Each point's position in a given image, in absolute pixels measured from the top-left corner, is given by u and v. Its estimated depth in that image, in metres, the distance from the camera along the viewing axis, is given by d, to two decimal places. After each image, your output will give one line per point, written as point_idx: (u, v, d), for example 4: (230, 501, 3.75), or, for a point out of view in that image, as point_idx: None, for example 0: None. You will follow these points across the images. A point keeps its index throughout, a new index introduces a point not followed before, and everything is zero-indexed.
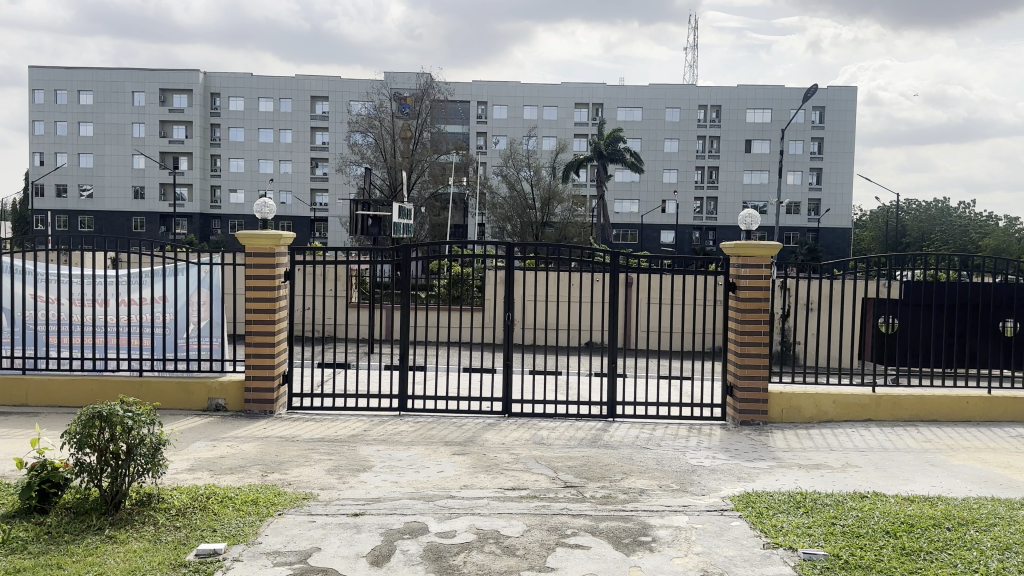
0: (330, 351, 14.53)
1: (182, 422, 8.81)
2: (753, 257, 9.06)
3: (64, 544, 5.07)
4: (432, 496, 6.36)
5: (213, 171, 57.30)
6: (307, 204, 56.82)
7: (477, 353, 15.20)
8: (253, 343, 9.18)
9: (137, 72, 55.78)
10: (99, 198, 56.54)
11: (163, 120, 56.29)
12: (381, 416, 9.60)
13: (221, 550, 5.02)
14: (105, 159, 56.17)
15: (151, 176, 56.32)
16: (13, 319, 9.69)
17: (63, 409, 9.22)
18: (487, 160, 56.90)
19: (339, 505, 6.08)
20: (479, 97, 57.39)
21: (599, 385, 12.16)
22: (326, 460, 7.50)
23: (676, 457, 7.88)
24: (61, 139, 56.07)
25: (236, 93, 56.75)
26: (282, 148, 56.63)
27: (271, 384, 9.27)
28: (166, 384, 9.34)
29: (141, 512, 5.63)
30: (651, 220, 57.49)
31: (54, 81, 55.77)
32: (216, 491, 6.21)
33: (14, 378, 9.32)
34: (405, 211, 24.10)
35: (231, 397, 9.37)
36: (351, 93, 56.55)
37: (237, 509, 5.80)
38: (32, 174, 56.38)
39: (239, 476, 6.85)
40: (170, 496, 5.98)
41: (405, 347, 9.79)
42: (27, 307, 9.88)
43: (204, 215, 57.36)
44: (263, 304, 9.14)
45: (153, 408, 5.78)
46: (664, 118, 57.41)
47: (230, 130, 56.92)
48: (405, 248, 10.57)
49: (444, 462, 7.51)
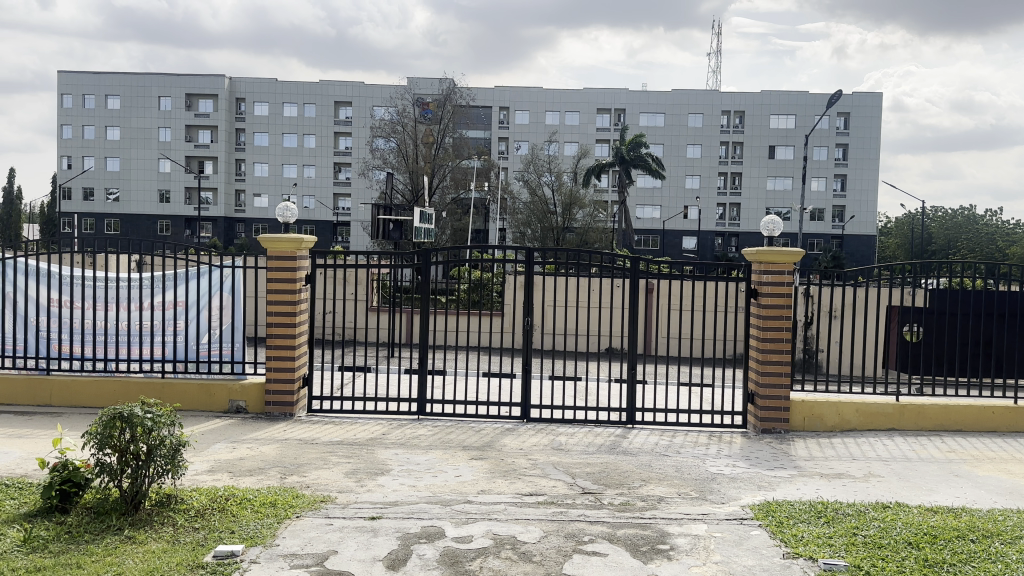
0: (350, 354, 15.15)
1: (202, 424, 8.87)
2: (775, 264, 8.98)
3: (83, 544, 5.11)
4: (451, 501, 6.35)
5: (238, 175, 57.88)
6: (330, 208, 57.35)
7: (497, 358, 15.61)
8: (273, 346, 9.25)
9: (162, 77, 56.45)
10: (125, 201, 57.18)
11: (189, 124, 56.87)
12: (400, 419, 9.64)
13: (238, 552, 5.04)
14: (132, 163, 56.85)
15: (176, 180, 56.88)
16: (24, 324, 9.59)
17: (84, 410, 9.33)
18: (508, 166, 57.15)
19: (357, 508, 6.08)
20: (501, 102, 57.43)
21: (619, 394, 12.23)
22: (344, 463, 7.52)
23: (696, 465, 7.80)
24: (88, 142, 56.81)
25: (261, 98, 57.27)
26: (306, 152, 57.28)
27: (290, 387, 9.33)
28: (188, 387, 9.42)
29: (159, 513, 5.66)
30: (673, 226, 57.34)
31: (83, 86, 56.52)
32: (234, 493, 6.24)
33: (37, 379, 9.44)
34: (428, 215, 24.36)
35: (251, 398, 9.43)
36: (375, 99, 57.15)
37: (255, 511, 5.84)
38: (60, 177, 57.11)
39: (259, 478, 6.89)
40: (189, 497, 6.02)
41: (425, 351, 9.75)
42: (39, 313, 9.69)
43: (228, 219, 57.95)
44: (284, 307, 9.21)
45: (172, 410, 5.83)
46: (686, 123, 57.19)
47: (254, 135, 57.49)
48: (425, 252, 10.44)
49: (462, 466, 7.51)
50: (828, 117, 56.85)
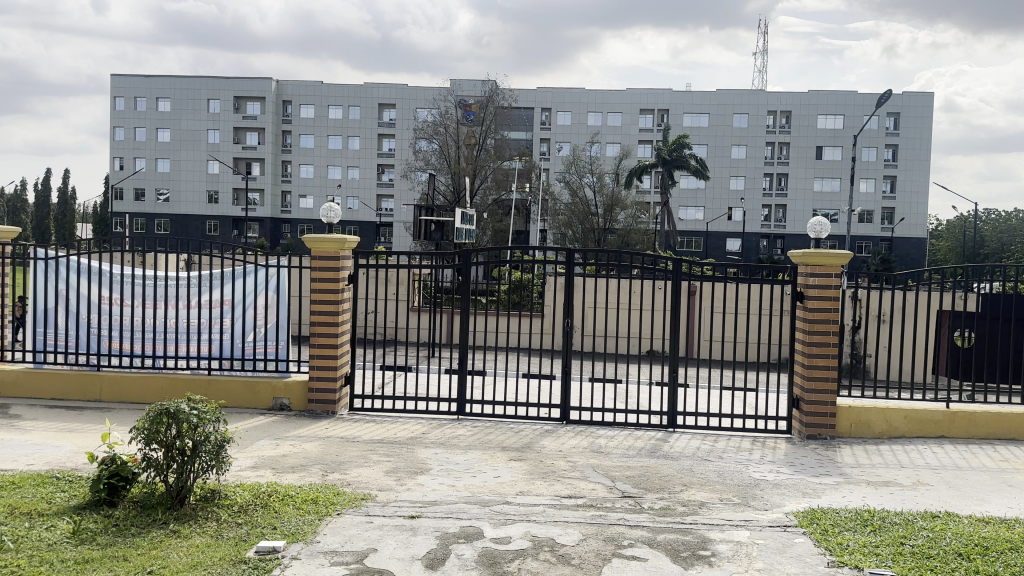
0: (390, 355, 15.40)
1: (247, 420, 9.01)
2: (823, 266, 8.79)
3: (130, 537, 5.21)
4: (489, 501, 6.35)
5: (284, 176, 58.82)
6: (373, 209, 57.90)
7: (537, 360, 15.71)
8: (316, 345, 9.36)
9: (212, 80, 57.55)
10: (175, 202, 58.45)
11: (237, 127, 57.94)
12: (440, 419, 9.67)
13: (280, 548, 5.10)
14: (182, 164, 58.07)
15: (225, 181, 58.04)
16: (76, 321, 9.86)
17: (133, 405, 9.56)
18: (550, 167, 57.11)
19: (396, 507, 6.11)
20: (543, 103, 57.45)
21: (659, 397, 12.16)
22: (384, 462, 7.56)
23: (739, 470, 7.67)
24: (140, 144, 58.15)
25: (308, 100, 58.10)
26: (350, 154, 58.02)
27: (333, 385, 9.43)
28: (234, 384, 9.58)
29: (204, 507, 5.76)
30: (717, 228, 56.67)
31: (135, 89, 57.84)
32: (277, 489, 6.33)
33: (88, 375, 9.69)
34: (468, 217, 24.30)
35: (295, 397, 9.55)
36: (418, 100, 57.52)
37: (297, 508, 5.90)
38: (112, 178, 58.56)
39: (301, 475, 6.97)
40: (233, 493, 6.12)
41: (466, 351, 9.75)
42: (92, 311, 9.94)
43: (274, 219, 58.97)
44: (326, 306, 9.31)
45: (218, 407, 5.93)
46: (731, 124, 56.42)
47: (301, 137, 58.35)
48: (465, 252, 10.39)
49: (501, 467, 7.51)
50: (877, 118, 55.62)
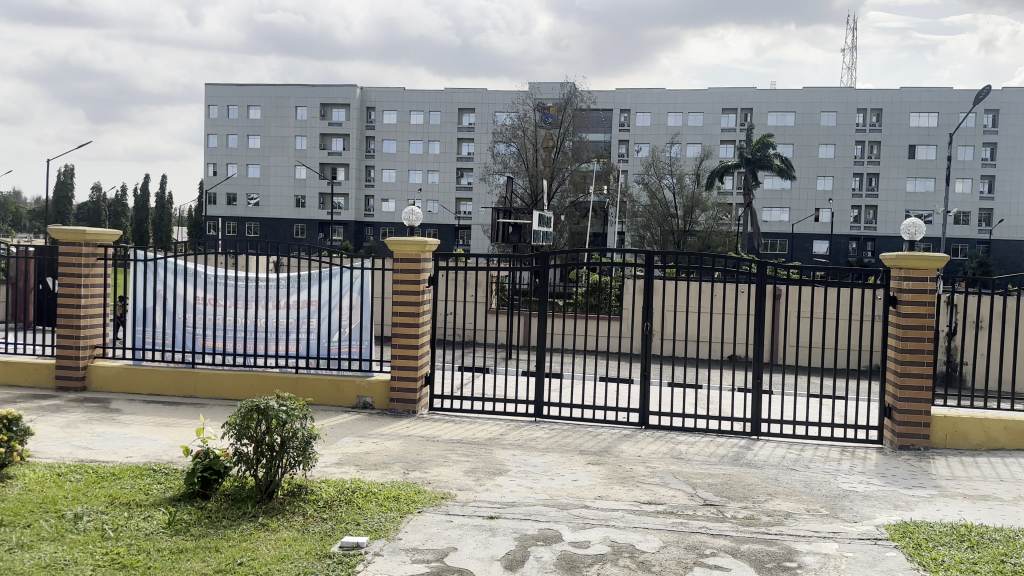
0: (469, 356, 15.59)
1: (332, 418, 9.24)
2: (919, 269, 8.43)
3: (222, 529, 5.41)
4: (568, 505, 6.33)
5: (368, 181, 60.23)
6: (452, 212, 58.58)
7: (617, 363, 15.61)
8: (398, 346, 9.54)
9: (300, 88, 59.38)
10: (264, 206, 60.57)
11: (323, 133, 59.64)
12: (518, 421, 9.69)
13: (363, 544, 5.20)
14: (271, 170, 60.13)
15: (311, 186, 59.84)
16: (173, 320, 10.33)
17: (225, 402, 9.94)
18: (629, 168, 56.64)
19: (475, 507, 6.16)
20: (622, 104, 56.97)
21: (742, 403, 11.88)
22: (463, 462, 7.63)
23: (826, 480, 7.41)
24: (232, 151, 60.41)
25: (390, 106, 59.33)
26: (430, 159, 58.98)
27: (414, 384, 9.59)
28: (319, 382, 9.85)
29: (291, 502, 5.94)
30: (802, 229, 55.04)
31: (227, 98, 60.12)
32: (361, 486, 6.47)
33: (182, 372, 10.13)
34: (546, 219, 24.23)
35: (377, 395, 9.75)
36: (497, 104, 57.96)
37: (379, 505, 6.01)
38: (206, 183, 61.06)
39: (383, 472, 7.11)
40: (318, 488, 6.29)
41: (544, 354, 9.76)
42: (187, 310, 10.39)
43: (358, 223, 60.45)
44: (408, 307, 9.48)
45: (305, 404, 6.10)
46: (817, 123, 54.65)
47: (383, 142, 59.60)
48: (544, 254, 10.38)
49: (579, 470, 7.47)
50: (975, 115, 53.00)
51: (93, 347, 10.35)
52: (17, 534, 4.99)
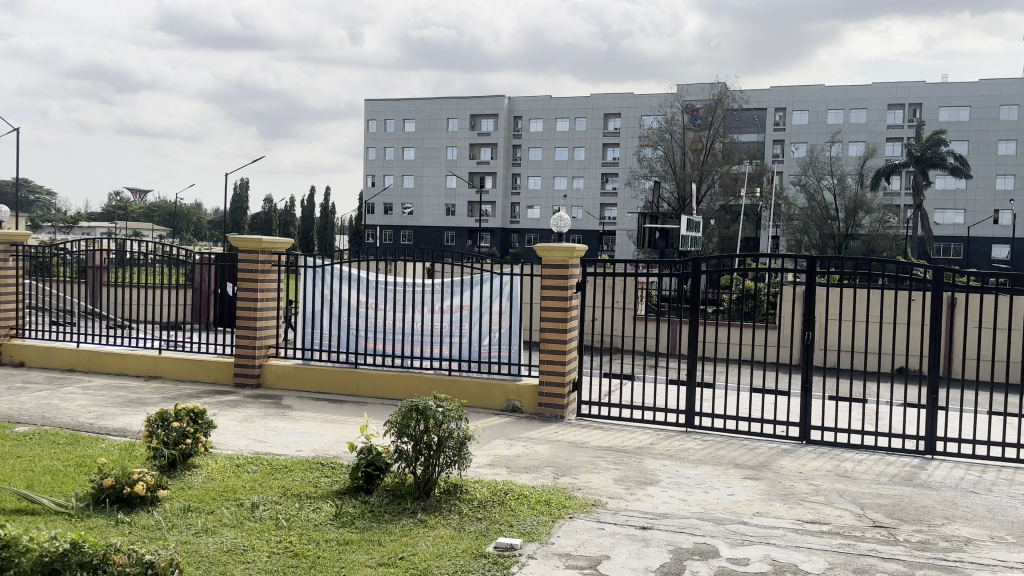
0: (616, 362, 15.52)
1: (484, 420, 9.45)
2: None
3: (384, 523, 5.64)
4: (723, 519, 6.12)
5: (514, 189, 61.26)
6: (597, 218, 58.45)
7: (773, 374, 14.98)
8: (546, 350, 9.60)
9: (452, 100, 61.39)
10: (417, 215, 62.91)
11: (472, 143, 61.29)
12: (668, 430, 9.50)
13: (518, 546, 5.26)
14: (424, 180, 62.41)
15: (461, 195, 61.59)
16: (338, 322, 10.95)
17: (383, 401, 10.40)
18: (784, 170, 54.15)
19: (627, 516, 6.09)
20: (777, 103, 54.56)
21: (915, 420, 11.03)
22: (613, 470, 7.56)
23: (1015, 507, 6.73)
24: (388, 163, 63.18)
25: (538, 115, 60.10)
26: (576, 165, 59.08)
27: (561, 389, 9.62)
28: (471, 384, 10.10)
29: (448, 500, 6.11)
30: (979, 233, 50.77)
31: (384, 112, 63.03)
32: (513, 488, 6.56)
33: (345, 371, 10.70)
34: (694, 224, 23.54)
35: (525, 399, 9.86)
36: (645, 108, 57.17)
37: (532, 508, 6.07)
38: (364, 194, 64.23)
39: (534, 476, 7.16)
40: (473, 488, 6.43)
41: (696, 362, 9.50)
42: (351, 313, 10.97)
43: (504, 229, 61.62)
44: (556, 313, 9.53)
45: (460, 405, 6.26)
46: (997, 117, 50.18)
47: (530, 150, 60.40)
48: (695, 260, 10.11)
49: (734, 485, 7.21)
50: None
51: (268, 347, 11.14)
52: (204, 519, 5.41)
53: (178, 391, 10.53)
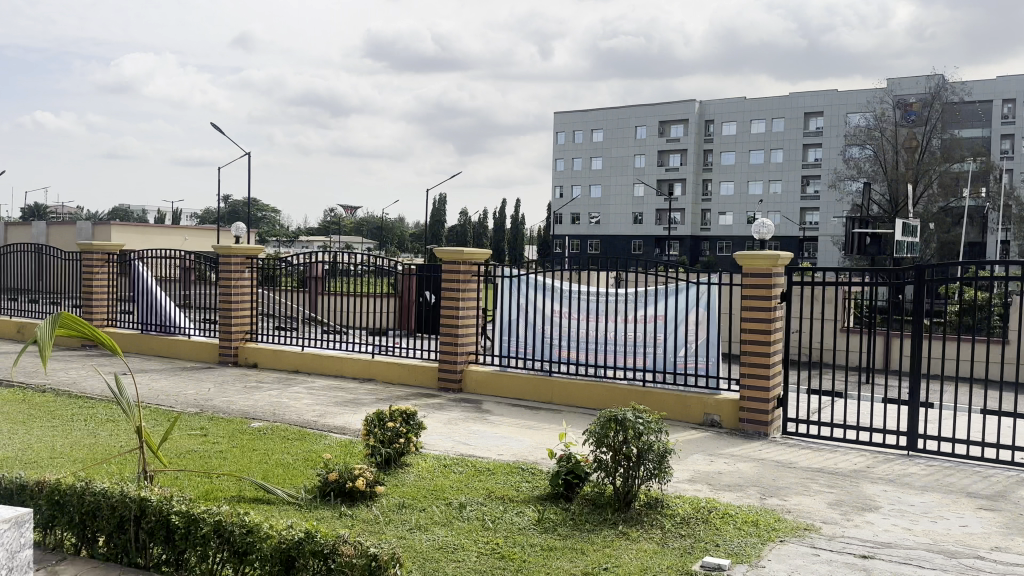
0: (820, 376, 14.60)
1: (682, 433, 9.19)
2: None
3: (585, 532, 5.62)
4: (957, 554, 5.51)
5: (705, 195, 59.77)
6: (796, 223, 55.50)
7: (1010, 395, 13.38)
8: (748, 363, 9.18)
9: (641, 108, 61.00)
10: (605, 224, 62.90)
11: (662, 150, 60.41)
12: (887, 453, 8.74)
13: (726, 567, 5.04)
14: (612, 189, 62.32)
15: (648, 203, 60.79)
16: (534, 330, 11.14)
17: (578, 410, 10.44)
18: (1014, 167, 48.66)
19: (844, 543, 5.65)
20: (1006, 93, 48.92)
21: None
22: (826, 493, 7.07)
23: None
24: (576, 173, 63.76)
25: (730, 118, 58.12)
26: (772, 168, 56.39)
27: (765, 404, 9.14)
28: (668, 396, 9.87)
29: (649, 514, 5.98)
30: None
31: (573, 123, 63.77)
32: (716, 506, 6.30)
33: (541, 380, 10.84)
34: (907, 228, 21.62)
35: (726, 413, 9.48)
36: (849, 105, 53.67)
37: (738, 528, 5.80)
38: (553, 205, 65.29)
39: (739, 495, 6.85)
40: (674, 504, 6.25)
41: (920, 379, 8.70)
42: (546, 322, 11.12)
43: (694, 237, 60.08)
44: (758, 324, 9.09)
45: (660, 417, 6.12)
46: None
47: (723, 154, 58.56)
48: (916, 268, 9.24)
49: (968, 516, 6.48)
50: None
51: (468, 354, 11.55)
52: (416, 516, 5.66)
53: (389, 393, 11.20)
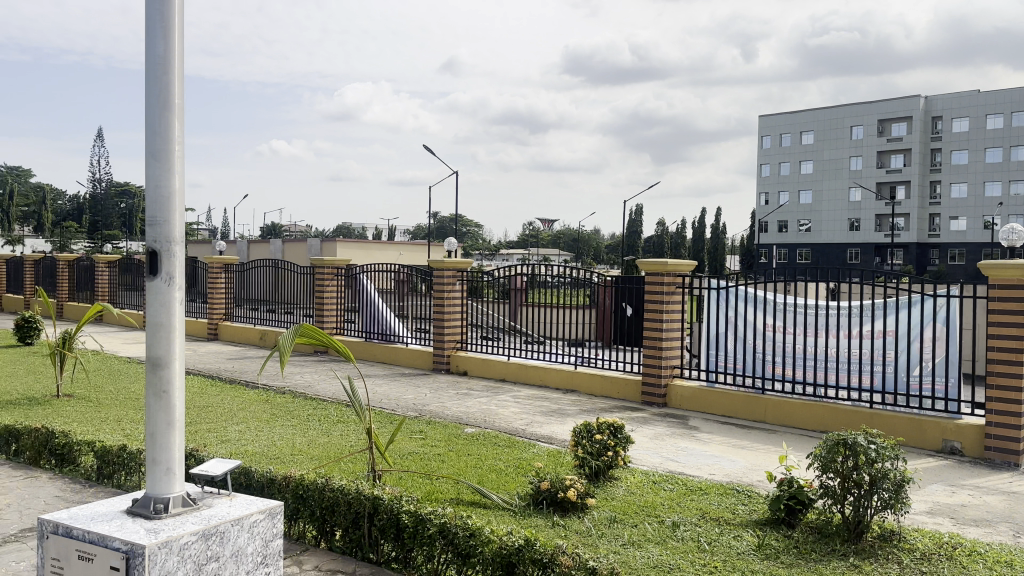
0: None
1: (916, 460, 8.37)
2: None
3: (811, 562, 5.24)
4: None
5: (932, 199, 54.77)
6: None
7: None
8: (996, 385, 8.18)
9: (856, 107, 56.66)
10: (816, 231, 59.25)
11: (881, 150, 55.60)
12: None
13: None
14: (823, 195, 58.61)
15: (867, 208, 56.46)
16: (744, 345, 10.66)
17: (793, 429, 9.84)
18: None
19: None
20: None
21: None
22: None
23: None
24: (783, 178, 60.69)
25: (961, 113, 52.62)
26: (1015, 166, 50.14)
27: (1017, 432, 8.09)
28: (898, 419, 9.05)
29: (883, 547, 5.47)
30: None
31: (780, 126, 60.71)
32: (963, 543, 5.63)
33: (752, 397, 10.34)
34: None
35: (969, 441, 8.50)
36: None
37: (991, 568, 5.14)
38: (759, 212, 62.90)
39: (989, 532, 6.10)
40: (912, 537, 5.67)
41: None
42: (758, 337, 10.60)
43: (921, 244, 55.49)
44: (1009, 341, 8.06)
45: (895, 443, 5.59)
46: None
47: (953, 153, 53.20)
48: None
49: None
50: None
51: (673, 368, 11.27)
52: (630, 531, 5.56)
53: (593, 404, 11.20)
